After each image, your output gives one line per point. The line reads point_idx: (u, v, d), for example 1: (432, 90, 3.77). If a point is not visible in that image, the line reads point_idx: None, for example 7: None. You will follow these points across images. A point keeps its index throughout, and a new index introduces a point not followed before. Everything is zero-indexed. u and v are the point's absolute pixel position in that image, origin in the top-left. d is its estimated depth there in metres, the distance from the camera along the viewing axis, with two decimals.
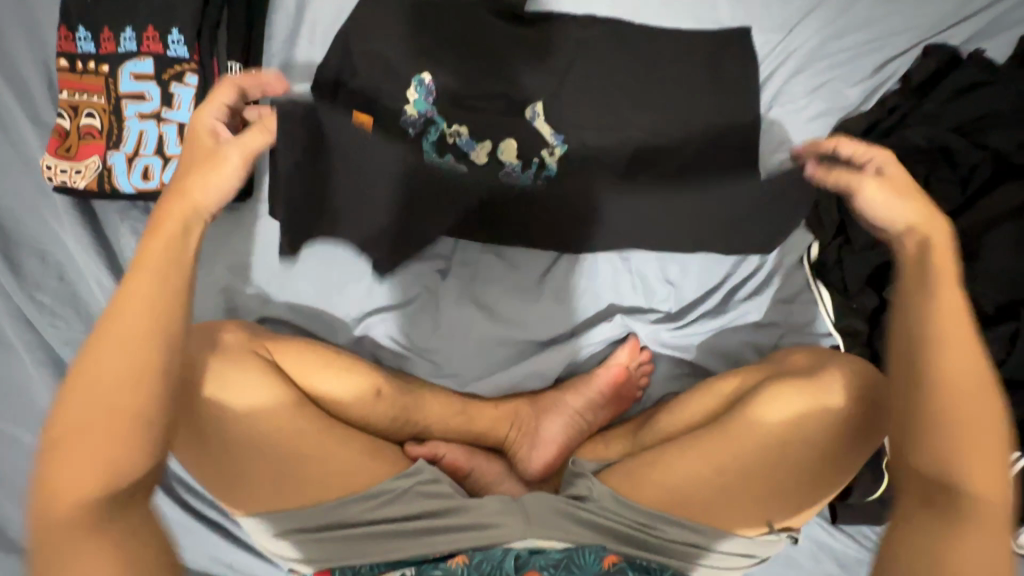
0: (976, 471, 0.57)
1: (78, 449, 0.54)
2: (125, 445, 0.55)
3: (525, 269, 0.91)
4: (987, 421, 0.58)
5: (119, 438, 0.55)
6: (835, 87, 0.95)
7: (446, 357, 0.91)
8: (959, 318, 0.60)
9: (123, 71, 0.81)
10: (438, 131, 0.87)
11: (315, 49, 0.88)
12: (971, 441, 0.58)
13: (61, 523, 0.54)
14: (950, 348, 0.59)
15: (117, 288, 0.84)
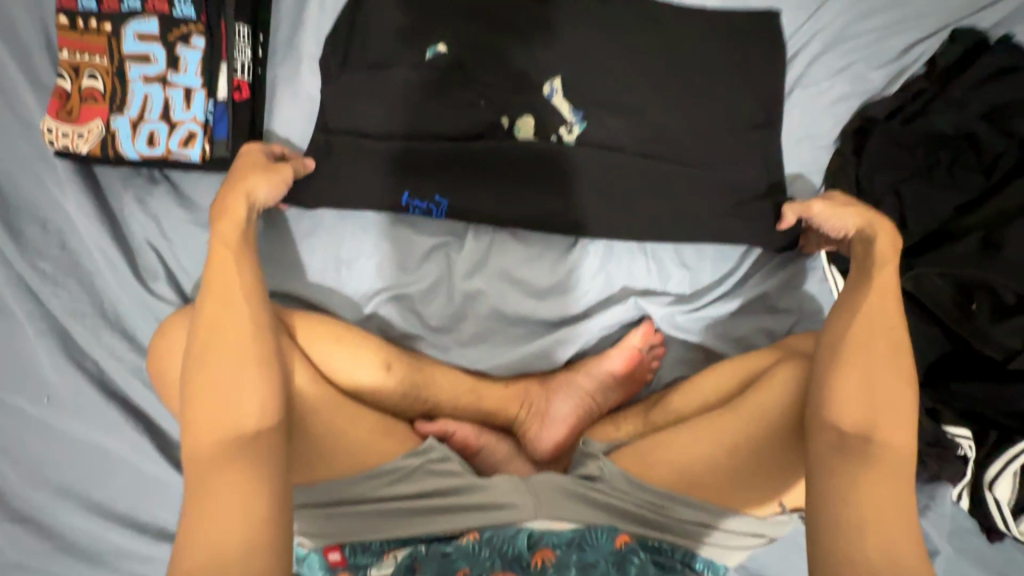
0: (885, 421, 0.64)
1: (208, 389, 0.63)
2: (246, 379, 0.64)
3: (538, 248, 0.89)
4: (895, 385, 0.66)
5: (242, 385, 0.63)
6: (859, 70, 0.92)
7: (457, 335, 0.90)
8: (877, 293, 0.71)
9: (127, 30, 0.78)
10: (455, 106, 0.85)
11: (326, 16, 0.86)
12: (880, 395, 0.65)
13: (209, 453, 0.60)
14: (862, 318, 0.69)
15: (123, 258, 0.82)
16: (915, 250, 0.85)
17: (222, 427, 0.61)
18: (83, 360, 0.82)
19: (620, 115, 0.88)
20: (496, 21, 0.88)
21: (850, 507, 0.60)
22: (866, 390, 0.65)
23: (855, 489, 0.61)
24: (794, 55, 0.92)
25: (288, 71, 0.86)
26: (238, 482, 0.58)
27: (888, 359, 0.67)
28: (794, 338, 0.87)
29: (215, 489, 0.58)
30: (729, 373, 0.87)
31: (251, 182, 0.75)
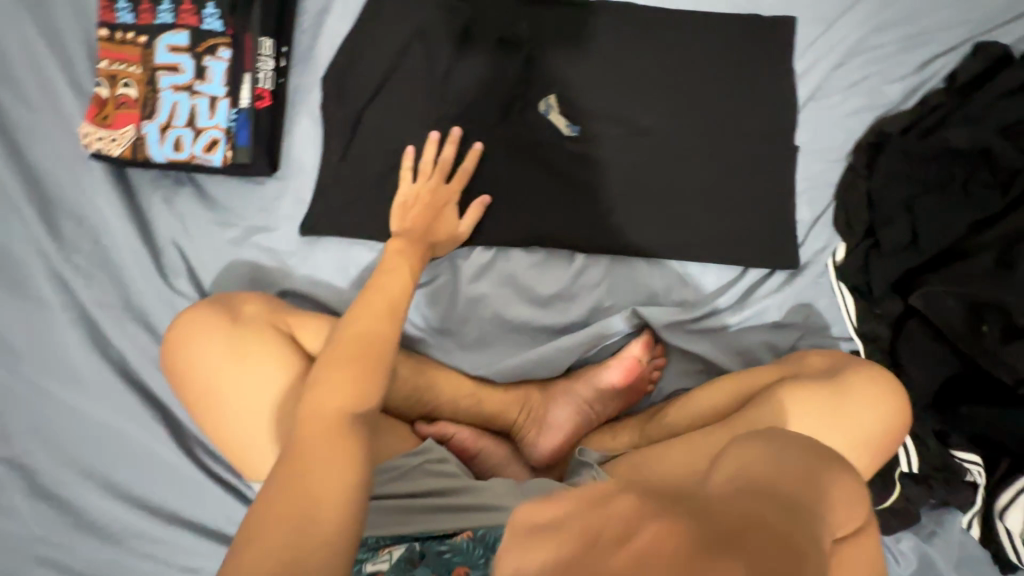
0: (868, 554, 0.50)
1: (337, 373, 0.65)
2: (370, 379, 0.66)
3: (544, 253, 0.91)
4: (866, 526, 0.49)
5: (363, 382, 0.65)
6: (874, 84, 0.95)
7: (463, 339, 0.92)
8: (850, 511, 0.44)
9: (160, 42, 0.82)
10: (490, 104, 0.93)
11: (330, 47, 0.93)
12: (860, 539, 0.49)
13: (316, 429, 0.60)
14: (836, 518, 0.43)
15: (147, 254, 0.88)
16: (919, 270, 0.86)
17: (333, 408, 0.62)
18: (110, 348, 0.87)
19: (633, 124, 0.94)
20: (526, 18, 0.94)
21: None
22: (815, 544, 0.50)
23: None
24: (807, 70, 0.95)
25: (304, 78, 0.92)
26: (336, 460, 0.58)
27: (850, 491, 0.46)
28: (799, 353, 0.87)
29: (315, 469, 0.57)
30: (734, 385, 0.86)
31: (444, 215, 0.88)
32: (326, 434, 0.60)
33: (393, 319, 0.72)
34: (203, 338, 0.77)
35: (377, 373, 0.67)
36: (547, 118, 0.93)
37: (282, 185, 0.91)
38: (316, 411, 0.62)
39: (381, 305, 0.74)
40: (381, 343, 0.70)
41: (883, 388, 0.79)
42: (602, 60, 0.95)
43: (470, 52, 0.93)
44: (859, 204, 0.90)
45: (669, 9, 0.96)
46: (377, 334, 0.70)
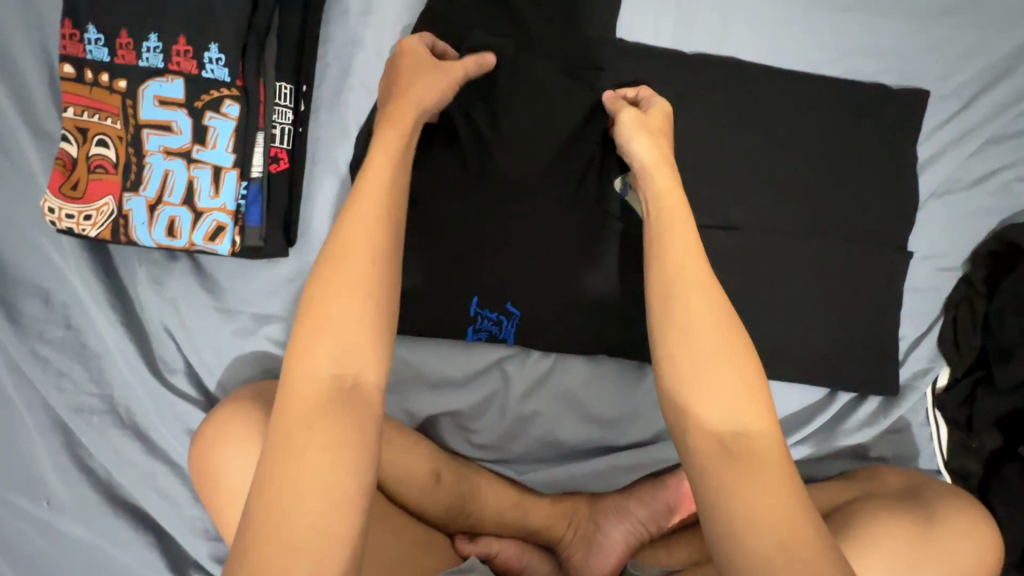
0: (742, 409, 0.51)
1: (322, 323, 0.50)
2: (359, 326, 0.50)
3: (611, 365, 0.78)
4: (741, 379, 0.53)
5: (351, 332, 0.50)
6: (1005, 181, 0.81)
7: (510, 449, 0.80)
8: (727, 343, 0.54)
9: (145, 92, 0.63)
10: (561, 179, 0.77)
11: (366, 94, 0.74)
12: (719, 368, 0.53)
13: (301, 409, 0.48)
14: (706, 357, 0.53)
15: (131, 343, 0.72)
16: None
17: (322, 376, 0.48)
18: (90, 457, 0.72)
19: (725, 213, 0.79)
20: (606, 72, 0.77)
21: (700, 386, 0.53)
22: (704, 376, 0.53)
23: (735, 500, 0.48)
24: (930, 158, 0.81)
25: (331, 131, 0.74)
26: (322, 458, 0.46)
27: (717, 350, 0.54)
28: (881, 470, 0.78)
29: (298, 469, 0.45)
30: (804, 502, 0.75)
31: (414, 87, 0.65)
32: (312, 417, 0.47)
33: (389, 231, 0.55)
34: (229, 450, 0.62)
35: (367, 316, 0.51)
36: (622, 197, 0.77)
37: (301, 264, 0.74)
38: (302, 385, 0.48)
39: (368, 228, 0.54)
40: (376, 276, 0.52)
41: (971, 520, 0.70)
42: (696, 129, 0.78)
43: (540, 112, 0.76)
44: (973, 326, 0.79)
45: (780, 70, 0.79)
46: (369, 268, 0.52)
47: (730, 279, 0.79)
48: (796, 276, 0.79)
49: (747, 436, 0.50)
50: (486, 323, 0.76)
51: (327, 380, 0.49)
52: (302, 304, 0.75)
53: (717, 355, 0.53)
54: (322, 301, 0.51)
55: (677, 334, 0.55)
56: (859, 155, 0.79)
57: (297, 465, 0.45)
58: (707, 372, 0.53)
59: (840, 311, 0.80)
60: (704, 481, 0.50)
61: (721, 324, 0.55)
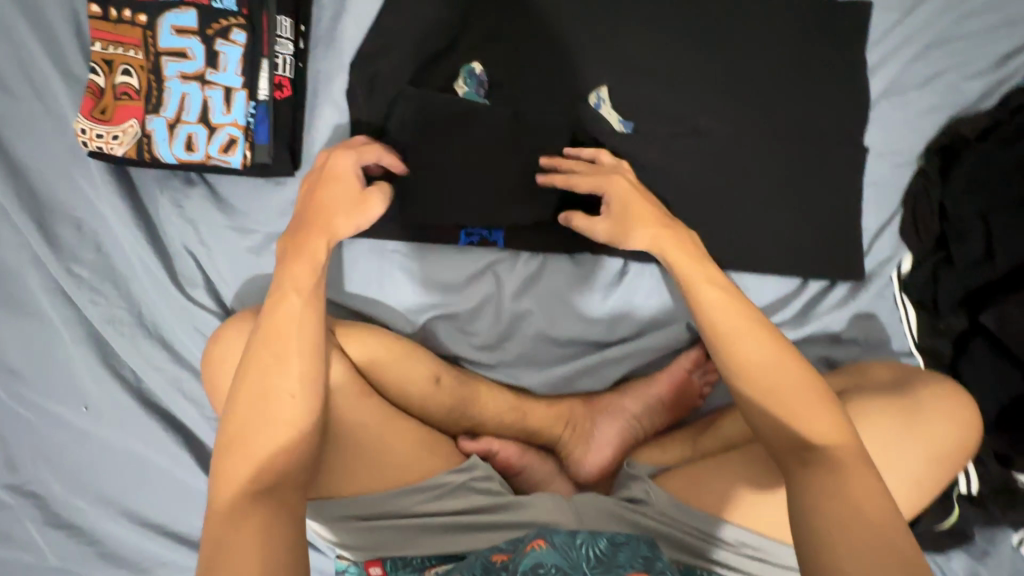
0: (814, 424, 0.60)
1: (250, 443, 0.57)
2: (278, 425, 0.59)
3: (595, 264, 0.85)
4: (807, 390, 0.61)
5: (271, 426, 0.58)
6: (951, 80, 0.87)
7: (506, 351, 0.86)
8: (785, 363, 0.63)
9: (163, 23, 0.71)
10: (539, 98, 0.84)
11: (357, 27, 0.82)
12: (786, 390, 0.61)
13: (224, 512, 0.54)
14: (770, 377, 0.62)
15: (155, 261, 0.79)
16: (997, 287, 0.81)
17: (240, 486, 0.55)
18: (122, 368, 0.79)
19: (693, 121, 0.86)
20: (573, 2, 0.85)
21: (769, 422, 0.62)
22: (778, 408, 0.61)
23: (826, 508, 0.57)
24: (880, 63, 0.88)
25: (329, 64, 0.82)
26: (259, 513, 0.53)
27: (777, 364, 0.63)
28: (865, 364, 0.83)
29: (244, 519, 0.52)
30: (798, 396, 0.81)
31: (336, 221, 0.70)
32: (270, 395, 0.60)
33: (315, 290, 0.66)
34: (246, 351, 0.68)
35: (290, 413, 0.59)
36: (598, 112, 0.85)
37: None
38: (223, 497, 0.55)
39: (290, 329, 0.63)
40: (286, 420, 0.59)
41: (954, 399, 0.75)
42: (658, 48, 0.86)
43: (516, 41, 0.84)
44: (932, 214, 0.85)
45: None
46: (285, 422, 0.59)
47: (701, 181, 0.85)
48: (762, 177, 0.85)
49: (830, 448, 0.59)
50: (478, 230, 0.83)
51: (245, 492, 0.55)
52: None
53: (784, 377, 0.62)
54: (240, 440, 0.57)
55: (743, 373, 0.63)
56: (812, 63, 0.86)
57: (245, 515, 0.53)
58: (776, 393, 0.62)
59: (805, 206, 0.86)
60: (805, 510, 0.58)
61: (764, 338, 0.64)
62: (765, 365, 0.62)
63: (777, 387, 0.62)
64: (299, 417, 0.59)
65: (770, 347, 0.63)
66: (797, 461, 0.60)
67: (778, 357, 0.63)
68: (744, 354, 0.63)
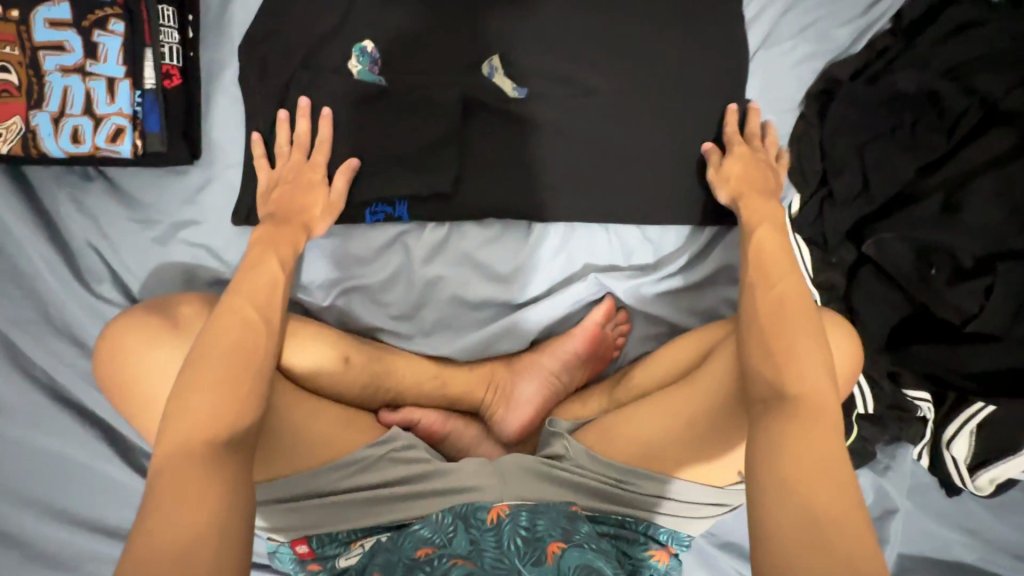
0: (799, 368, 0.62)
1: (209, 372, 0.59)
2: (245, 373, 0.61)
3: (498, 228, 0.88)
4: (815, 351, 0.64)
5: (238, 374, 0.60)
6: (824, 28, 0.93)
7: (423, 321, 0.88)
8: (805, 318, 0.67)
9: (37, 17, 0.72)
10: (434, 70, 0.87)
11: (245, 14, 0.84)
12: (792, 344, 0.64)
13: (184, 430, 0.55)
14: (796, 343, 0.64)
15: (58, 258, 0.80)
16: (873, 216, 0.88)
17: (203, 413, 0.56)
18: (33, 368, 0.79)
19: (584, 80, 0.89)
20: None
21: (766, 360, 0.65)
22: (777, 346, 0.64)
23: (784, 436, 0.57)
24: (757, 16, 0.92)
25: (219, 53, 0.84)
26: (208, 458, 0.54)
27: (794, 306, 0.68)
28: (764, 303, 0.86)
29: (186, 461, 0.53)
30: (673, 350, 0.88)
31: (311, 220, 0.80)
32: (224, 385, 0.59)
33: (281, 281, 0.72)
34: (144, 344, 0.70)
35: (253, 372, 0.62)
36: (491, 80, 0.88)
37: (209, 173, 0.83)
38: (182, 418, 0.56)
39: (256, 299, 0.68)
40: (237, 403, 0.59)
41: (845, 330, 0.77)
42: (545, 14, 0.89)
43: (407, 16, 0.86)
44: (813, 156, 0.90)
45: None
46: (237, 405, 0.58)
47: (597, 140, 0.88)
48: (653, 132, 0.89)
49: (806, 390, 0.60)
50: (379, 211, 0.85)
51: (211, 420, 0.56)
52: (212, 210, 0.83)
53: (795, 328, 0.66)
54: (200, 366, 0.59)
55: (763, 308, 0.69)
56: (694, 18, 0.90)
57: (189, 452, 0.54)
58: (795, 342, 0.64)
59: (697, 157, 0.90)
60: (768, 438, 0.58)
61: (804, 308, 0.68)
62: (800, 320, 0.66)
63: (799, 341, 0.64)
64: (252, 360, 0.62)
65: (802, 316, 0.67)
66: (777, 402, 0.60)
67: (804, 318, 0.67)
68: (773, 295, 0.70)
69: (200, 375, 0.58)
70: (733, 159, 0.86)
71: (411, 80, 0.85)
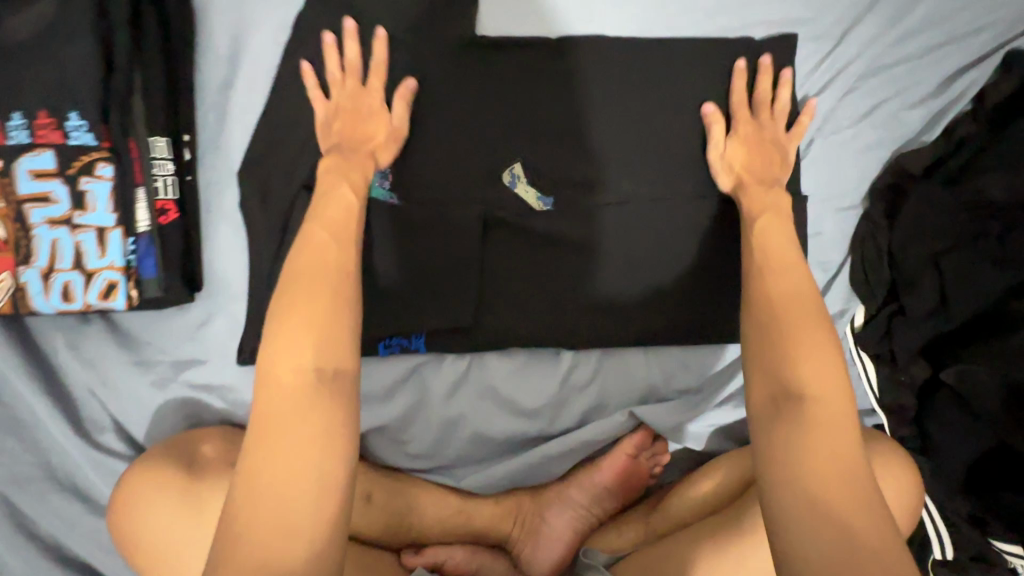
0: (810, 375, 0.58)
1: (289, 333, 0.56)
2: (324, 325, 0.57)
3: (524, 357, 0.81)
4: (824, 350, 0.60)
5: (326, 330, 0.57)
6: (890, 111, 0.82)
7: (446, 455, 0.82)
8: (808, 316, 0.63)
9: (19, 168, 0.66)
10: (452, 181, 0.79)
11: (242, 134, 0.77)
12: (799, 343, 0.60)
13: (289, 390, 0.54)
14: (797, 335, 0.61)
15: (55, 409, 0.74)
16: (957, 338, 0.77)
17: (291, 370, 0.55)
18: (34, 526, 0.75)
19: (616, 187, 0.80)
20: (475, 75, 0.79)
21: (768, 357, 0.61)
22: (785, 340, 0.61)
23: (797, 447, 0.55)
24: (813, 99, 0.81)
25: (217, 177, 0.77)
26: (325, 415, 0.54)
27: (798, 300, 0.64)
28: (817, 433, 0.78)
29: (290, 440, 0.52)
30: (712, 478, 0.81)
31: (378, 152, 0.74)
32: (316, 330, 0.57)
33: (338, 232, 0.65)
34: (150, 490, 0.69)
35: (336, 320, 0.58)
36: (514, 190, 0.80)
37: (212, 307, 0.78)
38: (286, 376, 0.55)
39: (319, 250, 0.62)
40: (330, 346, 0.57)
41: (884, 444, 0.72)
42: (571, 113, 0.80)
43: (420, 124, 0.78)
44: (879, 264, 0.80)
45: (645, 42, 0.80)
46: (331, 352, 0.56)
47: (632, 251, 0.80)
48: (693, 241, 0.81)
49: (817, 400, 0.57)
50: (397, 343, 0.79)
51: (303, 374, 0.55)
52: (218, 346, 0.78)
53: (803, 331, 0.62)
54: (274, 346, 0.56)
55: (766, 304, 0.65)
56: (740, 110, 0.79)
57: (280, 447, 0.52)
58: (800, 340, 0.60)
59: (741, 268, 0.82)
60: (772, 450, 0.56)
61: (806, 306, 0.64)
62: (801, 319, 0.62)
63: (803, 340, 0.60)
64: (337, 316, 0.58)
65: (803, 311, 0.63)
66: (780, 412, 0.58)
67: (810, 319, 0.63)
68: (775, 288, 0.66)
69: (286, 334, 0.56)
70: (735, 142, 0.78)
71: (427, 195, 0.79)
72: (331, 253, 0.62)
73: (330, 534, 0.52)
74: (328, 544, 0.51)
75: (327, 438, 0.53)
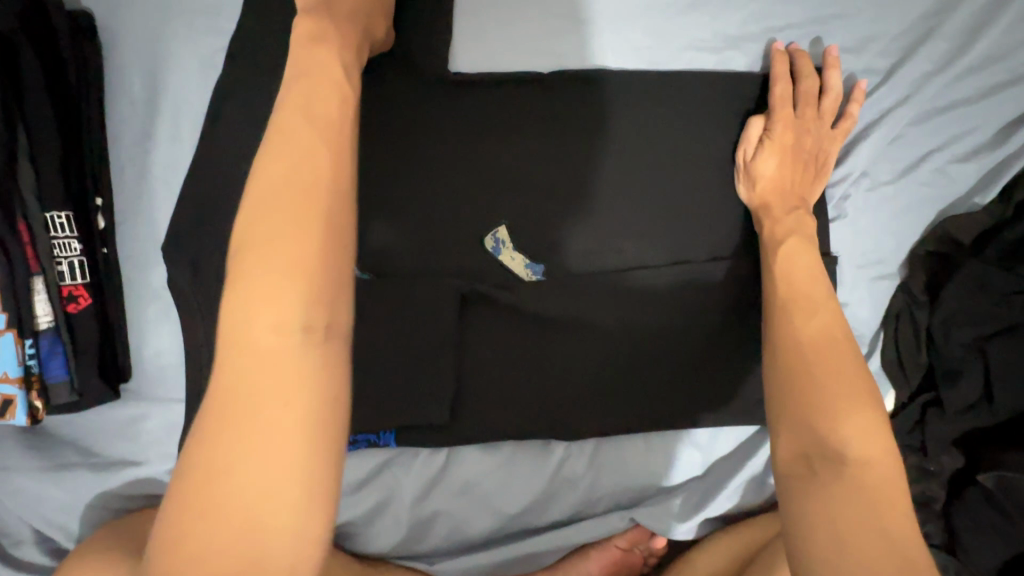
0: (852, 431, 0.48)
1: (259, 271, 0.41)
2: (308, 256, 0.41)
3: (507, 449, 0.71)
4: (864, 411, 0.50)
5: (305, 256, 0.41)
6: (938, 163, 0.69)
7: (419, 551, 0.72)
8: (844, 367, 0.52)
9: None
10: (425, 248, 0.67)
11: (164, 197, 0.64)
12: (835, 393, 0.50)
13: (257, 348, 0.40)
14: (832, 382, 0.51)
15: None
16: (996, 438, 0.68)
17: (259, 328, 0.40)
18: None
19: (617, 254, 0.69)
20: (450, 123, 0.66)
21: (795, 407, 0.50)
22: (824, 388, 0.50)
23: (831, 517, 0.45)
24: (850, 150, 0.69)
25: (137, 249, 0.64)
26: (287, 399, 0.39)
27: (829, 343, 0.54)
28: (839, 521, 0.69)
29: (253, 426, 0.38)
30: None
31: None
32: (298, 263, 0.41)
33: (324, 124, 0.45)
34: None
35: (321, 253, 0.41)
36: (498, 258, 0.68)
37: (142, 400, 0.66)
38: (241, 334, 0.40)
39: (295, 138, 0.44)
40: (323, 297, 0.41)
41: None
42: (566, 166, 0.67)
43: (385, 181, 0.66)
44: (915, 346, 0.70)
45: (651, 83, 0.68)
46: (324, 296, 0.41)
47: (637, 327, 0.69)
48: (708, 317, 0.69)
49: (861, 464, 0.47)
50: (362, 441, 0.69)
51: (274, 335, 0.40)
52: (149, 444, 0.66)
53: (841, 376, 0.51)
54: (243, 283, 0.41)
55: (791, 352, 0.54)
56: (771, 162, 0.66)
57: (244, 442, 0.38)
58: (837, 386, 0.50)
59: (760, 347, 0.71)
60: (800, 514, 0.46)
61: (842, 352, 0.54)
62: (836, 369, 0.52)
63: (838, 392, 0.50)
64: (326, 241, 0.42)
65: (836, 358, 0.53)
66: (810, 477, 0.47)
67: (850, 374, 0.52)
68: (808, 329, 0.55)
69: (255, 262, 0.41)
70: (771, 147, 0.65)
71: (394, 266, 0.67)
72: (314, 149, 0.44)
73: (323, 539, 0.40)
74: (331, 545, 0.41)
75: (319, 416, 0.39)
